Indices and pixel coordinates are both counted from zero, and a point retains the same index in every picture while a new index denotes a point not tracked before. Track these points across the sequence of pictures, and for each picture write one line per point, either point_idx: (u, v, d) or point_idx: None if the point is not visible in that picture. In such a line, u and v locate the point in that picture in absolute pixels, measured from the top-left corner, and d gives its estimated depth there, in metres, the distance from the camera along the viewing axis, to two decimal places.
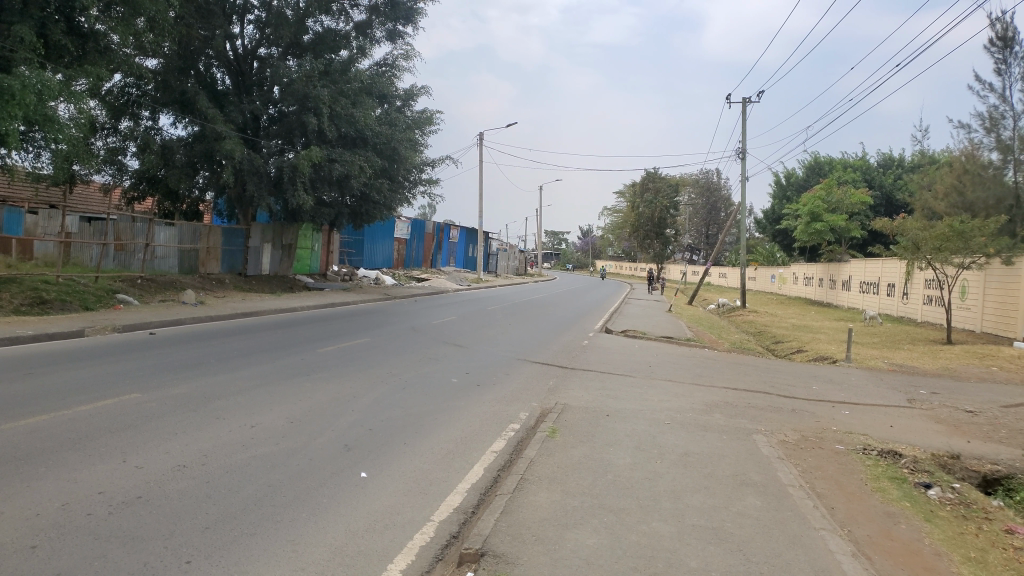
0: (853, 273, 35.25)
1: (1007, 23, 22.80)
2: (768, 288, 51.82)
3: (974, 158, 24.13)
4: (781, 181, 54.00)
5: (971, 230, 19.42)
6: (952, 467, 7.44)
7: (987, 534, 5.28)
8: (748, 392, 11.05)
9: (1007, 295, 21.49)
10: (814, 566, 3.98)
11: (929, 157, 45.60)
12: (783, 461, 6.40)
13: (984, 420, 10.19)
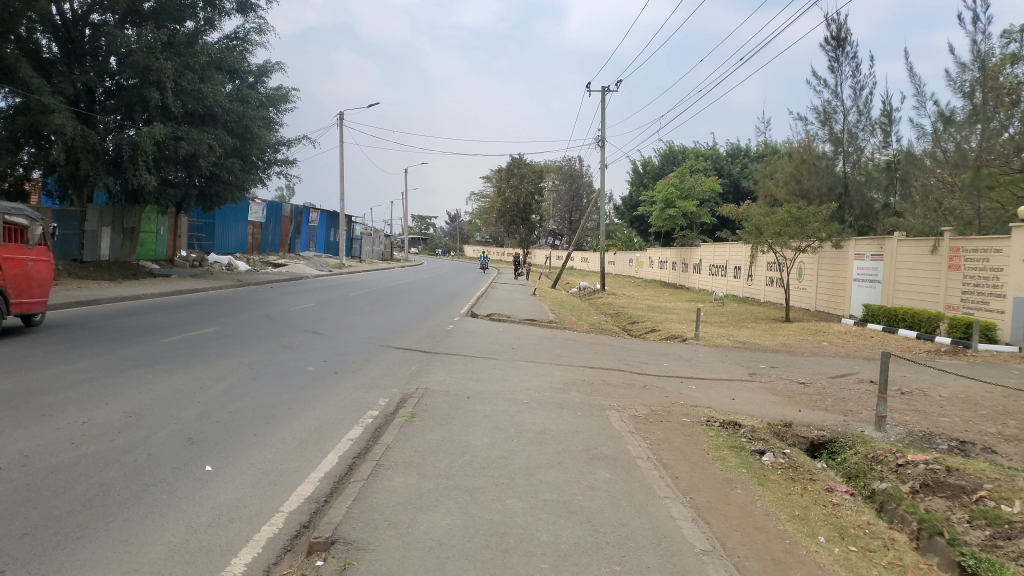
0: (703, 257, 37.35)
1: (840, 24, 24.76)
2: (626, 271, 53.98)
3: (810, 148, 26.05)
4: (638, 169, 56.18)
5: (806, 217, 21.06)
6: (784, 434, 8.10)
7: (811, 493, 5.77)
8: (604, 371, 11.49)
9: (836, 276, 23.55)
10: (658, 533, 4.20)
11: (771, 148, 48.87)
12: (633, 434, 6.70)
13: (815, 390, 11.12)
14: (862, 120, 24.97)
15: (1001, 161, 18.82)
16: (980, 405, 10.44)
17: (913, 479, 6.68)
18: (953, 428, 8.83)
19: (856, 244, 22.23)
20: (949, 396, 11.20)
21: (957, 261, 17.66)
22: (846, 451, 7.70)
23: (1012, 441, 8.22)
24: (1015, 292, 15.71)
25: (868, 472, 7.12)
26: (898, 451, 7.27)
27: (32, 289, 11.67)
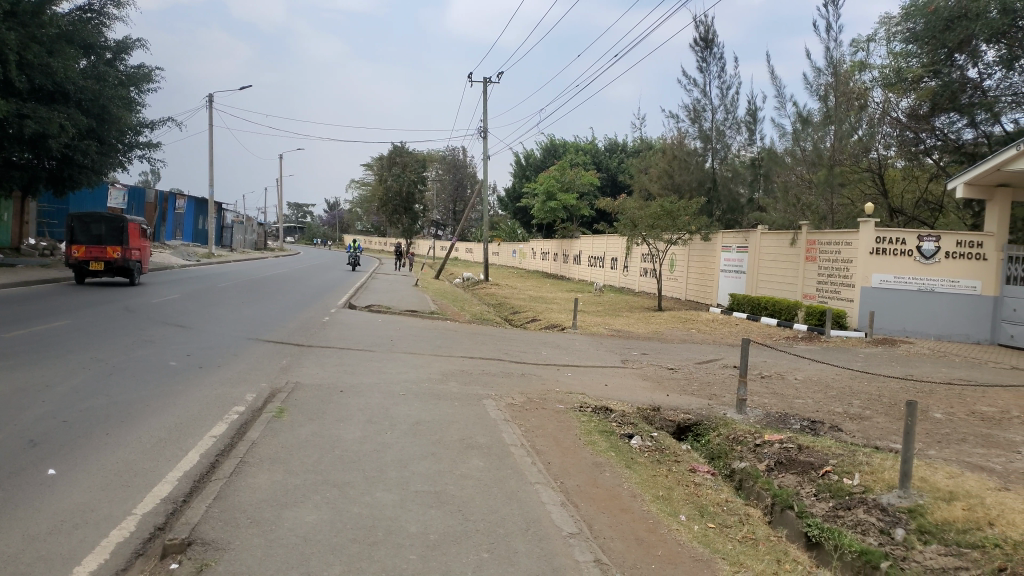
0: (583, 249, 38.26)
1: (708, 26, 25.97)
2: (510, 262, 54.56)
3: (681, 145, 27.13)
4: (520, 161, 56.72)
5: (677, 210, 21.98)
6: (653, 419, 8.45)
7: (675, 474, 6.05)
8: (483, 360, 11.58)
9: (705, 266, 24.77)
10: (527, 518, 4.28)
11: (647, 143, 50.67)
12: (508, 422, 6.79)
13: (682, 375, 11.67)
14: (728, 119, 26.34)
15: (851, 161, 21.06)
16: (830, 387, 11.27)
17: (768, 457, 7.12)
18: (805, 408, 9.49)
19: (723, 237, 23.44)
20: (801, 378, 12.03)
21: (813, 253, 18.94)
22: (710, 433, 8.11)
23: (856, 419, 8.94)
24: (861, 282, 17.01)
25: (728, 452, 7.54)
26: (756, 432, 7.75)
27: (144, 261, 22.25)
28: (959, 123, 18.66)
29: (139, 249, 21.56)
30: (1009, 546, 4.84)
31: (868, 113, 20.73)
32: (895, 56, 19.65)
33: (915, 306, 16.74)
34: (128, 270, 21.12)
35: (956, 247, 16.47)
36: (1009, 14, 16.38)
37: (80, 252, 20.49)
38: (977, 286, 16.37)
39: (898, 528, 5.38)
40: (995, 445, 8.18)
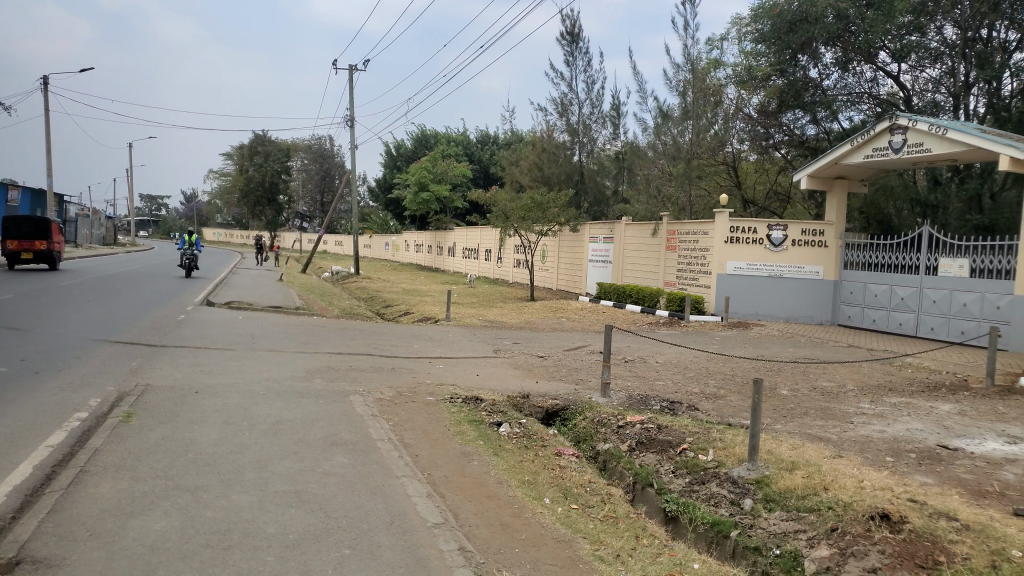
0: (456, 241, 38.31)
1: (574, 20, 26.54)
2: (383, 256, 53.86)
3: (550, 138, 27.60)
4: (391, 151, 55.80)
5: (547, 202, 22.40)
6: (522, 406, 8.58)
7: (541, 459, 6.19)
8: (352, 356, 11.37)
9: (574, 257, 25.47)
10: (391, 511, 4.25)
11: (517, 136, 51.20)
12: (375, 417, 6.70)
13: (551, 363, 11.95)
14: (594, 112, 27.01)
15: (708, 155, 22.23)
16: (690, 369, 11.87)
17: (631, 437, 7.41)
18: (665, 390, 9.97)
19: (591, 228, 24.16)
20: (662, 362, 12.60)
21: (674, 242, 19.89)
22: (576, 417, 8.35)
23: (711, 398, 9.48)
24: (719, 270, 18.09)
25: (593, 434, 7.79)
26: (619, 414, 8.05)
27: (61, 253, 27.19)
28: (802, 120, 20.17)
29: (58, 243, 26.53)
30: (841, 508, 5.29)
31: (723, 108, 21.63)
32: (746, 55, 21.33)
33: (766, 291, 17.89)
34: (49, 259, 25.98)
35: (802, 235, 17.70)
36: (842, 19, 18.39)
37: (12, 245, 25.28)
38: (819, 271, 17.68)
39: (747, 498, 5.77)
40: (832, 417, 8.91)
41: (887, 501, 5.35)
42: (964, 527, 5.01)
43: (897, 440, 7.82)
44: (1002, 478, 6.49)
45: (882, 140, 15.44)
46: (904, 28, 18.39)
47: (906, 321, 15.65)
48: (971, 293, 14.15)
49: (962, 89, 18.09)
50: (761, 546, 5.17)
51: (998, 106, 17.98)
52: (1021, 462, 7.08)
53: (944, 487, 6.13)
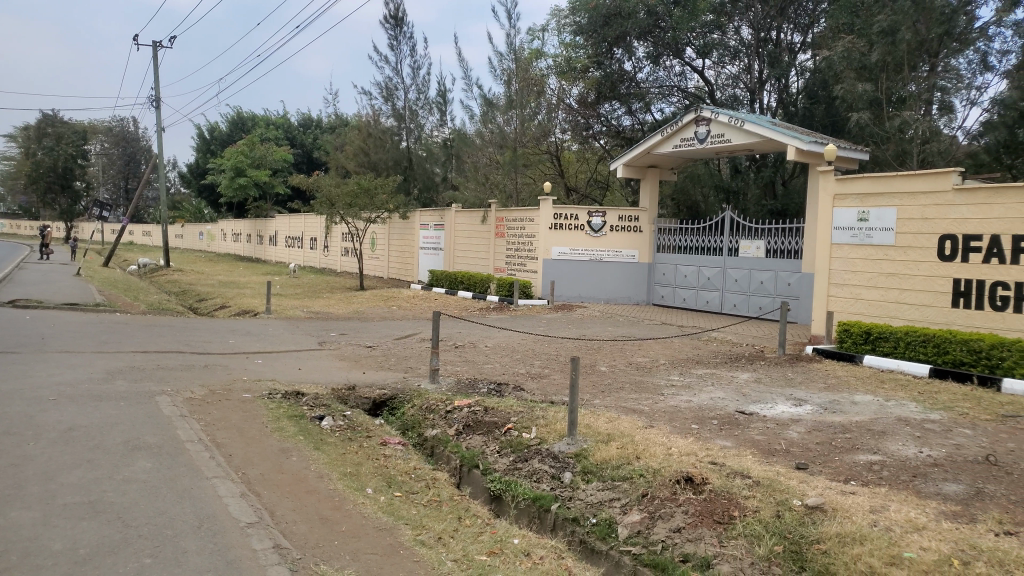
0: (279, 229, 36.79)
1: (397, 4, 26.19)
2: (198, 246, 50.65)
3: (376, 122, 27.12)
4: (204, 135, 51.96)
5: (374, 188, 22.03)
6: (347, 398, 8.40)
7: (365, 450, 6.11)
8: (163, 354, 10.60)
9: (404, 245, 25.32)
10: (201, 514, 4.03)
11: (342, 120, 49.81)
12: (184, 418, 6.31)
13: (379, 352, 11.82)
14: (421, 98, 26.82)
15: (533, 144, 22.56)
16: (516, 351, 12.19)
17: (457, 422, 7.49)
18: (493, 373, 10.18)
19: (420, 215, 24.12)
20: (490, 346, 12.83)
21: (502, 229, 20.31)
22: (404, 405, 8.30)
23: (536, 378, 9.80)
24: (544, 255, 18.79)
25: (422, 421, 7.80)
26: (446, 399, 8.11)
27: None
28: (619, 111, 21.52)
29: None
30: (651, 474, 5.67)
31: (545, 99, 22.01)
32: (566, 47, 22.35)
33: (587, 274, 18.70)
34: None
35: (618, 221, 18.63)
36: (652, 15, 19.62)
37: None
38: (636, 254, 18.65)
39: (566, 472, 6.04)
40: (645, 390, 9.51)
41: (690, 465, 5.81)
42: (755, 483, 5.55)
43: (701, 408, 8.49)
44: (788, 437, 7.23)
45: (688, 131, 16.57)
46: (706, 25, 19.93)
47: (712, 298, 17.00)
48: (767, 272, 15.61)
49: (756, 85, 19.98)
50: (578, 517, 5.41)
51: (786, 101, 19.85)
52: (803, 421, 7.93)
53: (740, 449, 6.75)
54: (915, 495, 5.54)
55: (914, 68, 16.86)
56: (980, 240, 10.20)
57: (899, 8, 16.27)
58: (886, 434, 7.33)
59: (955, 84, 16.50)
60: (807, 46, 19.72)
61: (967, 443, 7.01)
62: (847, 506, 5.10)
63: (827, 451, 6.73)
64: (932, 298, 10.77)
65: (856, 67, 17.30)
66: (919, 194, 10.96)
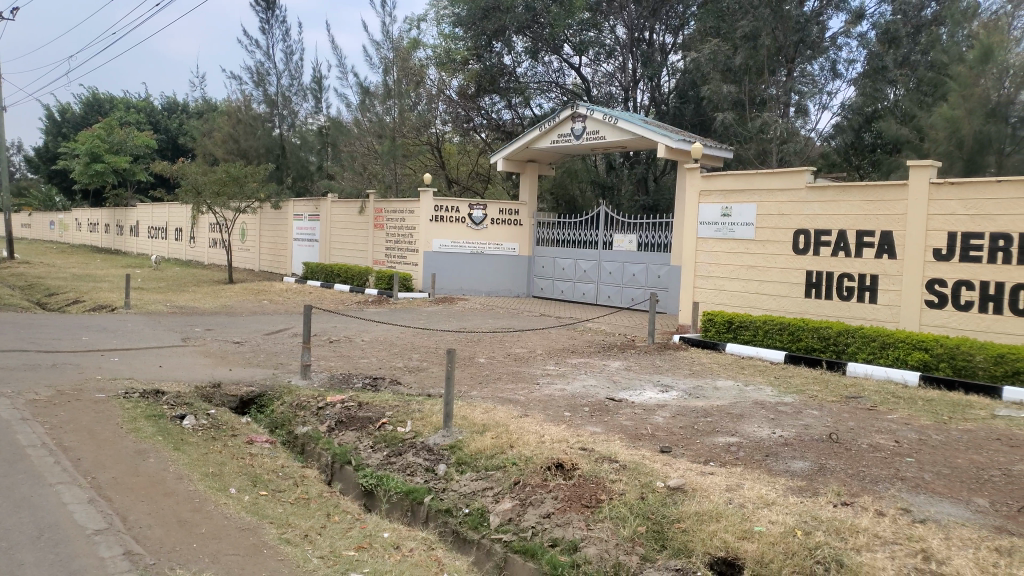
0: (140, 219, 34.69)
1: None
2: (48, 237, 46.94)
3: (246, 108, 25.97)
4: (54, 116, 48.16)
5: (244, 177, 21.12)
6: (212, 396, 8.04)
7: (230, 449, 5.88)
8: (4, 353, 9.78)
9: (277, 236, 24.54)
10: (41, 523, 3.76)
11: (211, 106, 47.38)
12: (26, 422, 5.85)
13: (248, 348, 11.37)
14: (294, 84, 25.85)
15: (413, 135, 22.18)
16: (393, 345, 12.06)
17: (329, 418, 7.34)
18: (368, 367, 10.05)
19: (294, 205, 23.44)
20: (365, 340, 12.64)
21: (380, 220, 20.02)
22: (274, 402, 8.04)
23: (412, 372, 9.76)
24: (424, 247, 18.57)
25: (293, 418, 7.57)
26: (319, 395, 7.92)
27: None
28: (499, 105, 21.72)
29: None
30: (522, 462, 5.79)
31: (425, 89, 21.79)
32: (444, 37, 22.20)
33: (466, 267, 18.70)
34: None
35: (498, 214, 18.77)
36: (531, 11, 19.85)
37: None
38: (516, 248, 18.92)
39: (440, 464, 6.05)
40: (520, 380, 9.66)
41: (560, 452, 5.97)
42: (622, 466, 5.77)
43: (574, 396, 8.71)
44: (655, 422, 7.56)
45: (565, 127, 16.92)
46: (583, 23, 20.37)
47: (588, 290, 17.48)
48: (639, 265, 16.18)
49: (630, 83, 20.61)
50: (451, 508, 5.43)
51: (659, 100, 20.66)
52: (669, 406, 8.30)
53: (609, 434, 6.98)
54: (766, 473, 5.94)
55: (773, 73, 18.11)
56: (829, 235, 11.02)
57: (760, 14, 17.37)
58: (743, 417, 7.81)
59: (810, 89, 17.90)
60: (678, 47, 20.53)
61: (814, 423, 7.58)
62: (705, 486, 5.40)
63: (690, 435, 7.07)
64: (786, 289, 11.54)
65: (721, 69, 18.03)
66: (777, 191, 11.68)
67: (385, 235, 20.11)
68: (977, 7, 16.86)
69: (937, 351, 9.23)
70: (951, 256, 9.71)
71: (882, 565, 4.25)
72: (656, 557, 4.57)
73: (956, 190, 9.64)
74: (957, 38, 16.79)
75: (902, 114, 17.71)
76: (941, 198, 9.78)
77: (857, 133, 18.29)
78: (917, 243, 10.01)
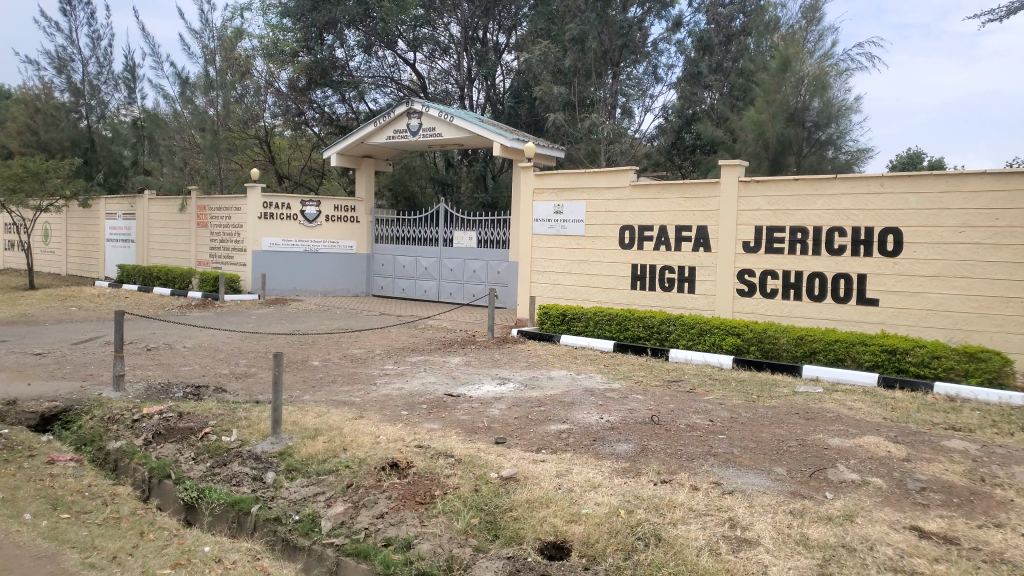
0: None
1: None
2: None
3: (45, 97, 23.32)
4: None
5: (46, 172, 19.16)
6: (7, 415, 7.27)
7: (26, 472, 5.36)
8: None
9: (87, 236, 22.60)
10: None
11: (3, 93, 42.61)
12: None
13: (52, 360, 10.38)
14: (103, 72, 23.79)
15: (241, 129, 21.22)
16: (219, 351, 11.44)
17: (146, 430, 6.84)
18: (191, 374, 9.50)
19: (105, 203, 21.68)
20: (189, 346, 11.93)
21: (204, 219, 18.95)
22: (81, 417, 7.38)
23: (241, 378, 9.32)
24: (253, 246, 17.75)
25: (104, 433, 6.99)
26: (133, 407, 7.37)
27: None
28: (331, 98, 21.20)
29: None
30: (356, 465, 5.71)
31: (252, 80, 20.76)
32: (272, 29, 21.47)
33: (299, 266, 18.06)
34: None
35: (333, 211, 18.29)
36: (362, 5, 19.60)
37: None
38: (353, 245, 18.53)
39: (269, 472, 5.83)
40: (357, 381, 9.51)
41: (395, 451, 5.94)
42: (457, 461, 5.84)
43: (411, 394, 8.70)
44: (491, 414, 7.71)
45: (400, 123, 16.79)
46: (416, 19, 20.25)
47: (428, 287, 17.48)
48: (478, 261, 16.39)
49: (465, 81, 20.76)
50: (280, 515, 5.26)
51: (494, 99, 20.99)
52: (505, 398, 8.50)
53: (446, 430, 7.04)
54: (594, 457, 6.23)
55: (601, 76, 18.89)
56: (652, 230, 11.69)
57: (586, 19, 18.21)
58: (574, 404, 8.14)
59: (635, 92, 18.94)
60: (511, 47, 20.98)
61: (638, 407, 8.04)
62: (536, 474, 5.59)
63: (523, 425, 7.27)
64: (615, 282, 12.11)
65: (553, 70, 18.80)
66: (604, 189, 12.24)
67: (210, 234, 19.05)
68: (779, 20, 18.55)
69: (747, 335, 10.05)
70: (758, 248, 10.62)
71: (694, 535, 4.58)
72: (489, 547, 4.64)
73: (760, 188, 10.56)
74: (761, 49, 18.46)
75: (716, 117, 19.13)
76: (748, 195, 10.67)
77: (677, 134, 19.50)
78: (729, 237, 10.85)
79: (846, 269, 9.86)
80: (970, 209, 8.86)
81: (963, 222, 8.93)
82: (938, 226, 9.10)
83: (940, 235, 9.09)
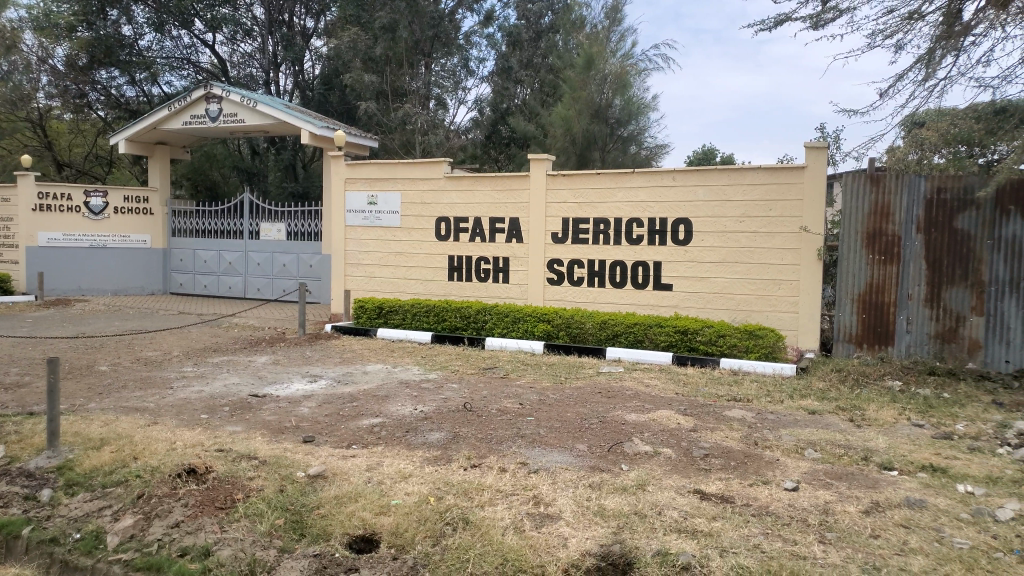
0: None
1: None
2: None
3: None
4: None
5: None
6: None
7: None
8: None
9: None
10: None
11: None
12: None
13: None
14: None
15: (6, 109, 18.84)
16: None
17: None
18: None
19: None
20: None
21: None
22: None
23: (11, 388, 8.33)
24: (27, 241, 16.07)
25: None
26: None
27: None
28: (119, 80, 19.34)
29: None
30: (148, 474, 5.32)
31: (21, 56, 18.53)
32: None
33: (84, 262, 16.49)
34: None
35: (124, 203, 16.75)
36: None
37: None
38: (147, 240, 17.00)
39: (45, 489, 5.28)
40: (151, 385, 8.84)
41: (193, 457, 5.61)
42: (261, 463, 5.62)
43: (212, 397, 8.23)
44: (299, 413, 7.47)
45: (198, 108, 15.74)
46: None
47: (234, 283, 16.56)
48: (289, 254, 15.77)
49: (270, 66, 19.95)
50: (57, 536, 4.80)
51: (302, 84, 20.25)
52: (315, 396, 8.27)
53: (250, 432, 6.73)
54: (406, 447, 6.23)
55: (412, 66, 18.78)
56: (467, 222, 11.83)
57: (396, 8, 18.02)
58: (387, 398, 8.09)
59: (448, 85, 19.05)
60: (320, 32, 20.39)
61: (451, 395, 8.14)
62: (345, 469, 5.51)
63: (334, 421, 7.12)
64: (431, 273, 12.17)
65: (363, 58, 18.58)
66: (418, 181, 12.23)
67: None
68: (585, 20, 19.32)
69: (557, 321, 10.50)
70: (566, 239, 11.10)
71: (500, 516, 4.73)
72: (294, 547, 4.51)
73: (566, 181, 11.04)
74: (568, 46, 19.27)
75: (528, 112, 19.76)
76: (555, 188, 11.13)
77: (493, 128, 19.85)
78: (538, 228, 11.24)
79: (643, 257, 10.58)
80: (749, 201, 9.80)
81: (743, 213, 9.86)
82: (722, 216, 10.00)
83: (724, 225, 9.99)
